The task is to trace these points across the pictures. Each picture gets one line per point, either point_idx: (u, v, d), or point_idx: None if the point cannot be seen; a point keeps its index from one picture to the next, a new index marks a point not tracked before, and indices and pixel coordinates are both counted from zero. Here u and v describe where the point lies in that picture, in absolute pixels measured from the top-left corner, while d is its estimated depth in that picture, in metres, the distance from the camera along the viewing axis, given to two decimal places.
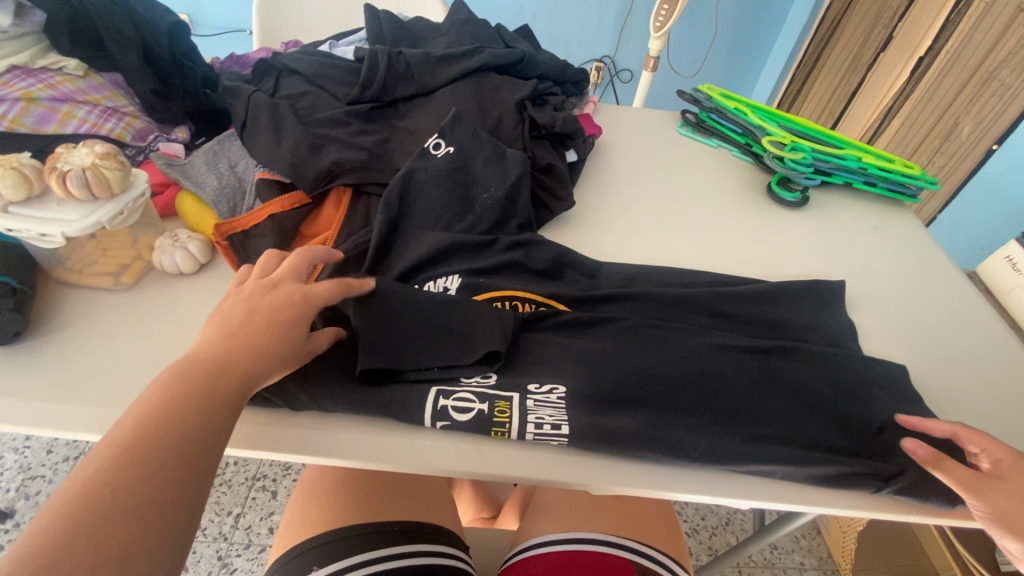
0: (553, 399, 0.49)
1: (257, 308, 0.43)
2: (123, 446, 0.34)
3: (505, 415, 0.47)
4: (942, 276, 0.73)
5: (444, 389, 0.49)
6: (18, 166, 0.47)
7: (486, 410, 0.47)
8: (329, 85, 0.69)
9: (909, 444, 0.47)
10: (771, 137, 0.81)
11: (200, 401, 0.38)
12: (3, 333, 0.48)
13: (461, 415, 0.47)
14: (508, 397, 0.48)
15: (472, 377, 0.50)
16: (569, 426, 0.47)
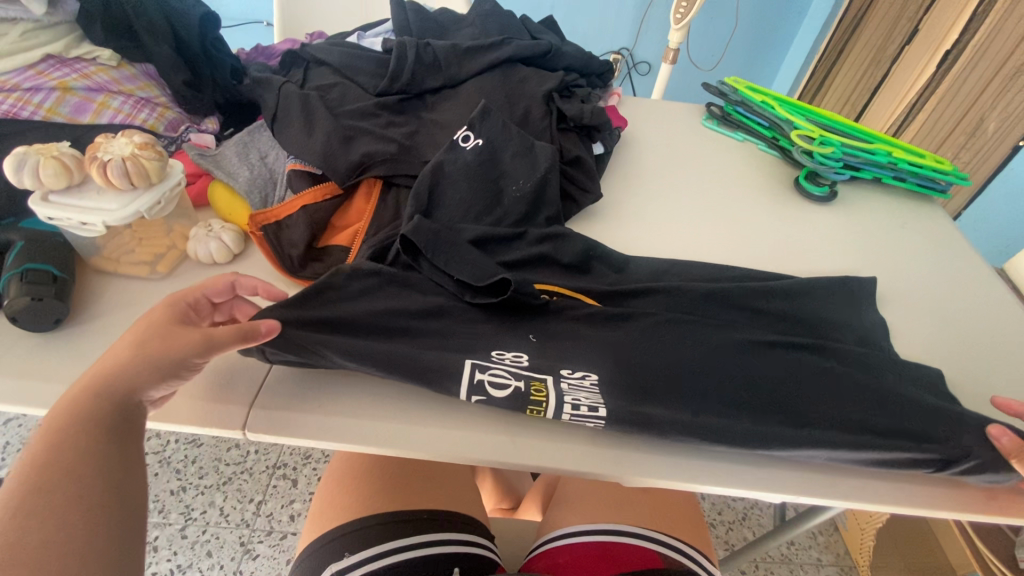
0: (586, 384, 0.48)
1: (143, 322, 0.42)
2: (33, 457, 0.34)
3: (542, 393, 0.47)
4: (974, 273, 0.72)
5: (480, 363, 0.48)
6: (58, 155, 0.47)
7: (523, 387, 0.47)
8: (357, 76, 0.69)
9: (994, 431, 0.47)
10: (799, 131, 0.80)
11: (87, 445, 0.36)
12: (45, 319, 0.49)
13: (497, 391, 0.46)
14: (542, 377, 0.48)
15: (506, 358, 0.49)
16: (606, 409, 0.47)
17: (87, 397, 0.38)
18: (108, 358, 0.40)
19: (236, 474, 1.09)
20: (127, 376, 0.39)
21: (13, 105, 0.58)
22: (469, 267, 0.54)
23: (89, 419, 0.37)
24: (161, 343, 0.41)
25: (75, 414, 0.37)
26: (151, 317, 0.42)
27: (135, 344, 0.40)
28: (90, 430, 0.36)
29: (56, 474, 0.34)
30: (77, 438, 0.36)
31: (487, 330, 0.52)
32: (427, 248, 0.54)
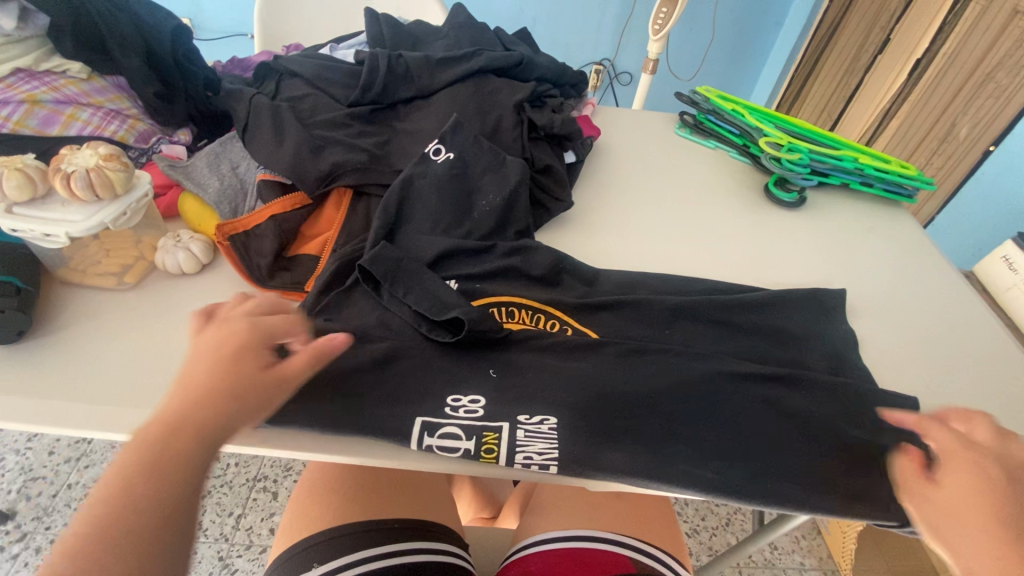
0: (544, 430, 0.47)
1: (223, 350, 0.38)
2: (115, 485, 0.31)
3: (492, 453, 0.46)
4: (938, 277, 0.74)
5: (430, 422, 0.47)
6: (22, 167, 0.47)
7: (473, 448, 0.46)
8: (330, 87, 0.70)
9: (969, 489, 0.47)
10: (767, 138, 0.82)
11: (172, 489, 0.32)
12: (7, 332, 0.49)
13: (447, 456, 0.46)
14: (496, 429, 0.47)
15: (460, 408, 0.48)
16: (557, 464, 0.46)
17: (159, 433, 0.34)
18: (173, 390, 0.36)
19: (216, 487, 1.08)
20: (211, 416, 0.35)
21: None
22: (428, 297, 0.54)
23: (174, 458, 0.33)
24: (241, 375, 0.37)
25: (144, 459, 0.32)
26: (220, 338, 0.38)
27: (211, 375, 0.36)
28: (169, 480, 0.32)
29: (135, 528, 0.30)
30: (157, 483, 0.32)
31: (456, 338, 0.52)
32: (385, 278, 0.54)
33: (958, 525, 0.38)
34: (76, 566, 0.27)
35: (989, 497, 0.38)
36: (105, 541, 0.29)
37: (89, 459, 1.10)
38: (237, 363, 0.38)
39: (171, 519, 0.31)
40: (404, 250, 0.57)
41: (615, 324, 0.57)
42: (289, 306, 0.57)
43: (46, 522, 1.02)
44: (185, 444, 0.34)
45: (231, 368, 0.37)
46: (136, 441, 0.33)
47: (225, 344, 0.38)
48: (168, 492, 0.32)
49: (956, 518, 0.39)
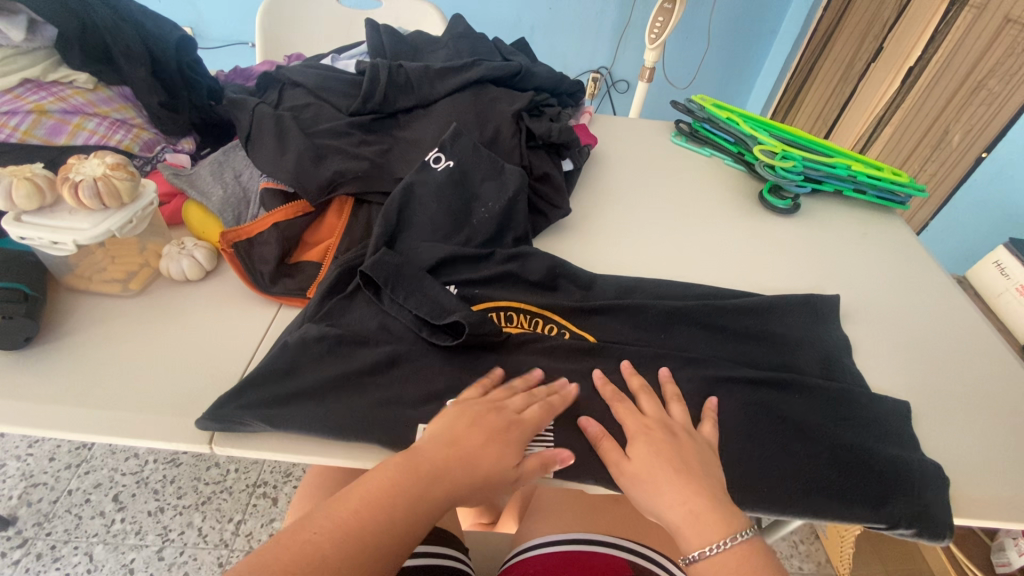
0: (540, 434, 0.49)
1: (500, 432, 0.46)
2: (389, 491, 0.41)
3: None
4: (931, 282, 0.75)
5: None
6: (31, 176, 0.48)
7: None
8: (331, 97, 0.71)
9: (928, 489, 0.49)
10: (762, 146, 0.83)
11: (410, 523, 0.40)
12: (15, 338, 0.49)
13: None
14: None
15: None
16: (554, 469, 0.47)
17: (425, 470, 0.42)
18: (442, 438, 0.44)
19: (215, 493, 1.08)
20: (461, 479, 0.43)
21: None
22: (428, 302, 0.54)
23: (424, 500, 0.41)
24: (500, 455, 0.45)
25: (401, 488, 0.41)
26: (502, 416, 0.47)
27: (481, 443, 0.45)
28: (414, 514, 0.41)
29: (363, 546, 0.38)
30: (394, 518, 0.40)
31: (456, 343, 0.53)
32: (386, 284, 0.54)
33: (661, 487, 0.46)
34: (347, 532, 0.38)
35: (667, 468, 0.47)
36: (366, 531, 0.39)
37: (89, 465, 1.10)
38: (498, 445, 0.45)
39: (386, 544, 0.39)
40: (405, 256, 0.58)
41: (612, 329, 0.58)
42: (291, 312, 0.58)
43: (46, 528, 1.02)
44: (422, 499, 0.41)
45: (495, 446, 0.45)
46: (404, 468, 0.42)
47: (500, 428, 0.46)
48: (397, 530, 0.40)
49: (647, 486, 0.46)
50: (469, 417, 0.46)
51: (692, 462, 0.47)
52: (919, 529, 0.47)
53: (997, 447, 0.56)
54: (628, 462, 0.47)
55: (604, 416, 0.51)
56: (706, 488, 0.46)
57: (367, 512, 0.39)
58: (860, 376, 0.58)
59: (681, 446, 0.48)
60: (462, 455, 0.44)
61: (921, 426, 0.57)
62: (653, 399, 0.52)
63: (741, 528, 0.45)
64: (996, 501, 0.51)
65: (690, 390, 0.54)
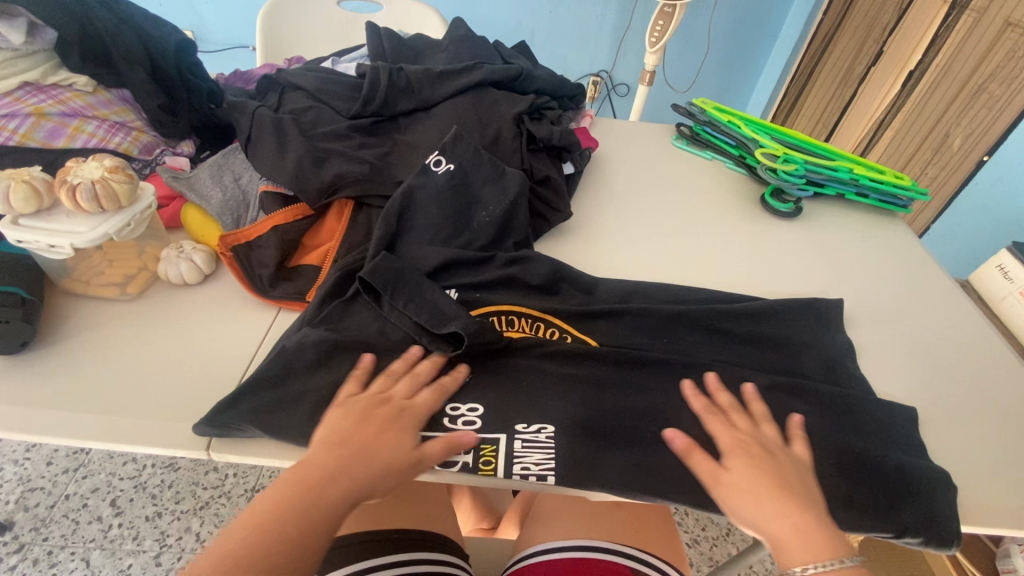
0: (541, 439, 0.47)
1: (386, 422, 0.46)
2: (275, 500, 0.40)
3: (491, 465, 0.46)
4: (934, 286, 0.74)
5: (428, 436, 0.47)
6: (28, 179, 0.48)
7: (471, 460, 0.46)
8: (331, 99, 0.70)
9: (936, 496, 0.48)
10: (764, 149, 0.82)
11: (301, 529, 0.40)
12: (11, 342, 0.49)
13: (446, 471, 0.46)
14: (494, 440, 0.47)
15: (457, 424, 0.48)
16: (555, 476, 0.46)
17: (312, 475, 0.42)
18: (324, 443, 0.44)
19: (214, 498, 1.08)
20: (355, 476, 0.43)
21: None
22: (429, 308, 0.54)
23: (313, 502, 0.41)
24: (392, 446, 0.45)
25: (283, 502, 0.40)
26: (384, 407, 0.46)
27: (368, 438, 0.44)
28: (304, 520, 0.40)
29: (248, 568, 0.37)
30: (279, 534, 0.39)
31: (457, 348, 0.53)
32: (386, 289, 0.54)
33: (756, 502, 0.45)
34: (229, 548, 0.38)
35: (766, 479, 0.46)
36: (251, 544, 0.38)
37: (87, 470, 1.10)
38: (384, 435, 0.45)
39: (277, 554, 0.38)
40: (404, 261, 0.58)
41: (614, 333, 0.58)
42: (290, 316, 0.58)
43: (43, 533, 1.01)
44: (313, 506, 0.41)
45: (382, 438, 0.45)
46: (286, 483, 0.41)
47: (389, 420, 0.46)
48: (287, 546, 0.39)
49: (748, 497, 0.45)
50: (353, 417, 0.46)
51: (790, 479, 0.46)
52: (926, 539, 0.47)
53: (1002, 453, 0.55)
54: (727, 473, 0.46)
55: (693, 426, 0.50)
56: (809, 506, 0.45)
57: (252, 525, 0.39)
58: (864, 381, 0.58)
59: (777, 463, 0.47)
60: (349, 452, 0.43)
61: (926, 432, 0.57)
62: (745, 414, 0.51)
63: (845, 552, 0.43)
64: (1002, 507, 0.51)
65: (694, 395, 0.53)
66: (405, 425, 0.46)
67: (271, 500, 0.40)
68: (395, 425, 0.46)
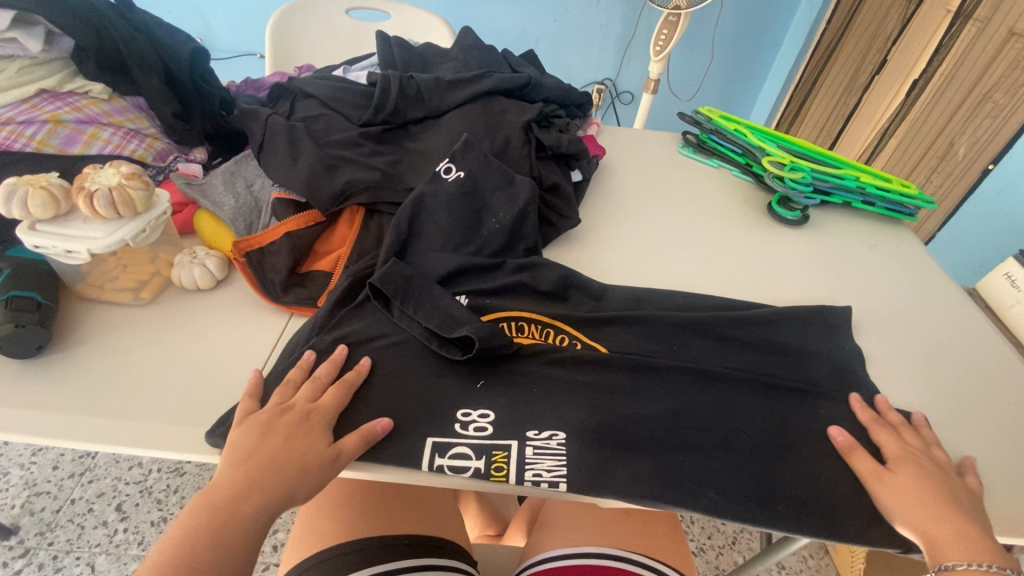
0: (552, 446, 0.48)
1: (291, 425, 0.45)
2: (185, 527, 0.40)
3: (502, 471, 0.46)
4: (941, 294, 0.75)
5: (441, 443, 0.47)
6: (46, 186, 0.49)
7: (483, 467, 0.46)
8: (342, 107, 0.71)
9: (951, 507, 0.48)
10: (770, 157, 0.83)
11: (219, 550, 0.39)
12: (27, 346, 0.49)
13: (457, 476, 0.45)
14: (505, 447, 0.47)
15: (468, 430, 0.48)
16: (567, 483, 0.46)
17: (220, 496, 0.41)
18: (229, 460, 0.43)
19: None
20: (270, 483, 0.42)
21: (6, 137, 0.60)
22: (439, 314, 0.54)
23: (229, 519, 0.40)
24: (302, 447, 0.44)
25: (192, 530, 0.39)
26: (285, 412, 0.46)
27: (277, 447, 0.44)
28: (222, 539, 0.40)
29: None
30: (193, 563, 0.38)
31: (467, 355, 0.53)
32: (396, 295, 0.54)
33: (913, 503, 0.46)
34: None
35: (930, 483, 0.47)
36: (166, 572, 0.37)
37: (93, 474, 1.10)
38: (294, 440, 0.44)
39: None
40: (415, 267, 0.58)
41: (624, 340, 0.58)
42: (301, 321, 0.58)
43: (49, 537, 1.01)
44: (226, 525, 0.40)
45: (289, 443, 0.44)
46: (192, 511, 0.40)
47: (294, 423, 0.45)
48: (205, 568, 0.38)
49: (914, 498, 0.46)
50: (256, 428, 0.45)
51: (951, 490, 0.47)
52: None
53: (1014, 461, 0.55)
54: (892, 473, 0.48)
55: (759, 435, 0.51)
56: (967, 517, 0.45)
57: (164, 556, 0.38)
58: (873, 388, 0.58)
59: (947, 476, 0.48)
60: (256, 463, 0.43)
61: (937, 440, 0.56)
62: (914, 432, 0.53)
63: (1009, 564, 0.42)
64: (1016, 517, 0.50)
65: (706, 401, 0.53)
66: (313, 425, 0.46)
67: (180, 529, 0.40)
68: (303, 427, 0.45)
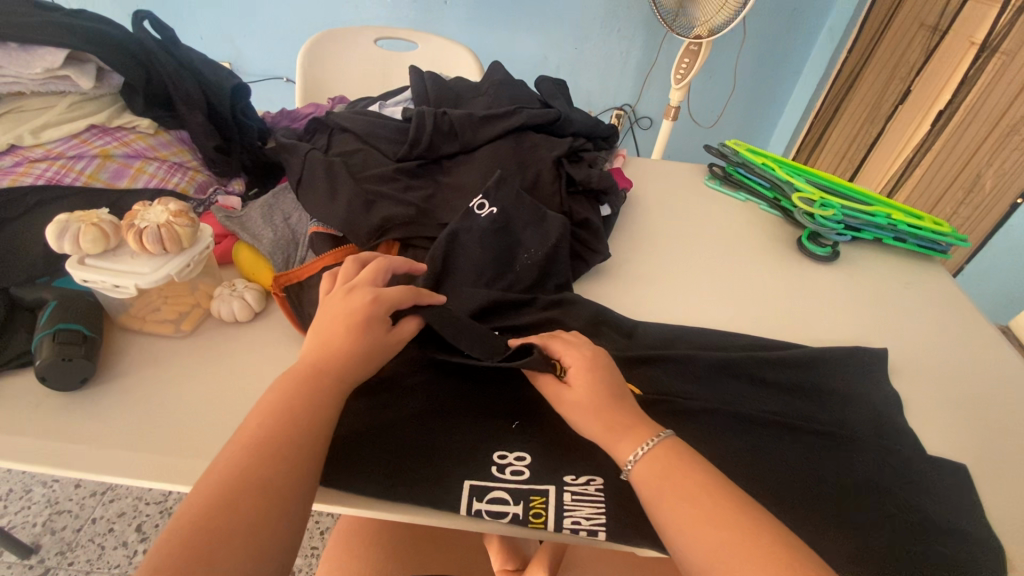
0: (590, 492, 0.47)
1: (351, 306, 0.47)
2: (278, 390, 0.43)
3: (541, 518, 0.45)
4: (978, 335, 0.73)
5: (478, 486, 0.47)
6: (98, 223, 0.50)
7: (521, 512, 0.45)
8: (378, 142, 0.73)
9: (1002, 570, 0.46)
10: (800, 193, 0.83)
11: (314, 407, 0.42)
12: (72, 378, 0.50)
13: (496, 521, 0.45)
14: (543, 492, 0.47)
15: (506, 474, 0.48)
16: (605, 531, 0.45)
17: (305, 368, 0.45)
18: (309, 343, 0.47)
19: None
20: (344, 357, 0.46)
21: (56, 172, 0.61)
22: (480, 342, 0.51)
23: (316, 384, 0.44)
24: (364, 330, 0.47)
25: (290, 398, 0.42)
26: (346, 309, 0.47)
27: (343, 332, 0.46)
28: (312, 398, 0.43)
29: (275, 440, 0.39)
30: (293, 414, 0.41)
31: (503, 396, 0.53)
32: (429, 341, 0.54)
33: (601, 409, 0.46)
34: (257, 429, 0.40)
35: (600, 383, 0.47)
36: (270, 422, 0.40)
37: (114, 493, 1.11)
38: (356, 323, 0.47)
39: (294, 429, 0.41)
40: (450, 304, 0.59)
41: (657, 381, 0.58)
42: None
43: (69, 557, 1.02)
44: (299, 446, 0.40)
45: (352, 322, 0.46)
46: (283, 382, 0.44)
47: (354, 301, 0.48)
48: (303, 420, 0.41)
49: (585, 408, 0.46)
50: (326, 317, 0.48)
51: (616, 384, 0.48)
52: None
53: None
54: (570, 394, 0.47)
55: (796, 484, 0.50)
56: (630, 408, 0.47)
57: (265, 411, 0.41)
58: (912, 433, 0.57)
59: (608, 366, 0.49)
60: (327, 343, 0.46)
61: (981, 491, 0.55)
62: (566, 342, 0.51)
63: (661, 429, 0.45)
64: None
65: (742, 449, 0.53)
66: (369, 306, 0.47)
67: (275, 392, 0.43)
68: (360, 308, 0.47)
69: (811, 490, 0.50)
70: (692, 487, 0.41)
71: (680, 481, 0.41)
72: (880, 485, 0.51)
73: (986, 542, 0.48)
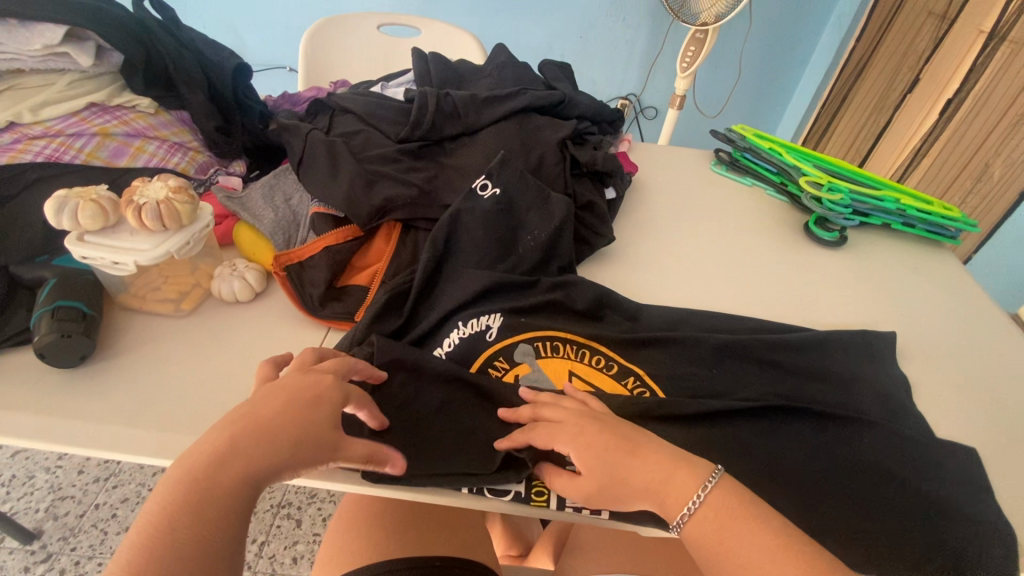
0: None
1: (293, 393, 0.40)
2: (186, 470, 0.35)
3: (543, 496, 0.46)
4: (989, 321, 0.72)
5: None
6: (97, 199, 0.50)
7: (523, 491, 0.47)
8: (380, 123, 0.72)
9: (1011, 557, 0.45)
10: (807, 177, 0.82)
11: (227, 496, 0.35)
12: (71, 356, 0.50)
13: (498, 499, 0.46)
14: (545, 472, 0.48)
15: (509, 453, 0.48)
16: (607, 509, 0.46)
17: (223, 448, 0.36)
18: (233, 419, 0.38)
19: None
20: (275, 449, 0.37)
21: (56, 149, 0.60)
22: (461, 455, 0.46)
23: (234, 466, 0.36)
24: (307, 419, 0.39)
25: (200, 484, 0.35)
26: (291, 392, 0.40)
27: (279, 415, 0.38)
28: (228, 485, 0.35)
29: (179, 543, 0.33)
30: (201, 505, 0.34)
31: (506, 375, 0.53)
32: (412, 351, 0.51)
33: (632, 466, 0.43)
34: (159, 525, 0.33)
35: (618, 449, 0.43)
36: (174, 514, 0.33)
37: (117, 479, 1.11)
38: (300, 410, 0.39)
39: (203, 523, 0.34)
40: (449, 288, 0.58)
41: (662, 363, 0.57)
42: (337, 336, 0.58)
43: (72, 542, 1.02)
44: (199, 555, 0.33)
45: (295, 410, 0.39)
46: (192, 459, 0.36)
47: (298, 386, 0.41)
48: (216, 508, 0.35)
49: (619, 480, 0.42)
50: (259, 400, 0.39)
51: (623, 435, 0.44)
52: None
53: None
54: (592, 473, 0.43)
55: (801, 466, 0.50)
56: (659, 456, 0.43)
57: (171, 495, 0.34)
58: (919, 416, 0.56)
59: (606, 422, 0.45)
60: (254, 422, 0.38)
61: (989, 476, 0.54)
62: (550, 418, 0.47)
63: (709, 473, 0.42)
64: None
65: (747, 431, 0.52)
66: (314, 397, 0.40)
67: (181, 473, 0.35)
68: (303, 398, 0.40)
69: (817, 474, 0.50)
70: (753, 547, 0.38)
71: (738, 545, 0.38)
72: (888, 469, 0.50)
73: (997, 527, 0.47)
